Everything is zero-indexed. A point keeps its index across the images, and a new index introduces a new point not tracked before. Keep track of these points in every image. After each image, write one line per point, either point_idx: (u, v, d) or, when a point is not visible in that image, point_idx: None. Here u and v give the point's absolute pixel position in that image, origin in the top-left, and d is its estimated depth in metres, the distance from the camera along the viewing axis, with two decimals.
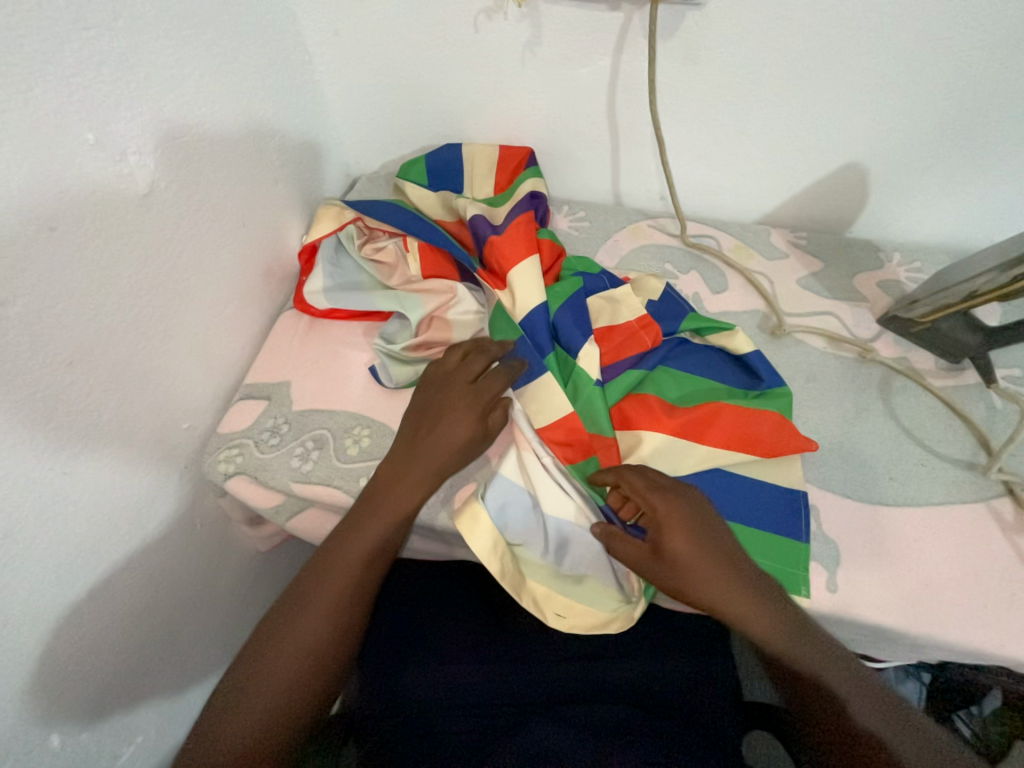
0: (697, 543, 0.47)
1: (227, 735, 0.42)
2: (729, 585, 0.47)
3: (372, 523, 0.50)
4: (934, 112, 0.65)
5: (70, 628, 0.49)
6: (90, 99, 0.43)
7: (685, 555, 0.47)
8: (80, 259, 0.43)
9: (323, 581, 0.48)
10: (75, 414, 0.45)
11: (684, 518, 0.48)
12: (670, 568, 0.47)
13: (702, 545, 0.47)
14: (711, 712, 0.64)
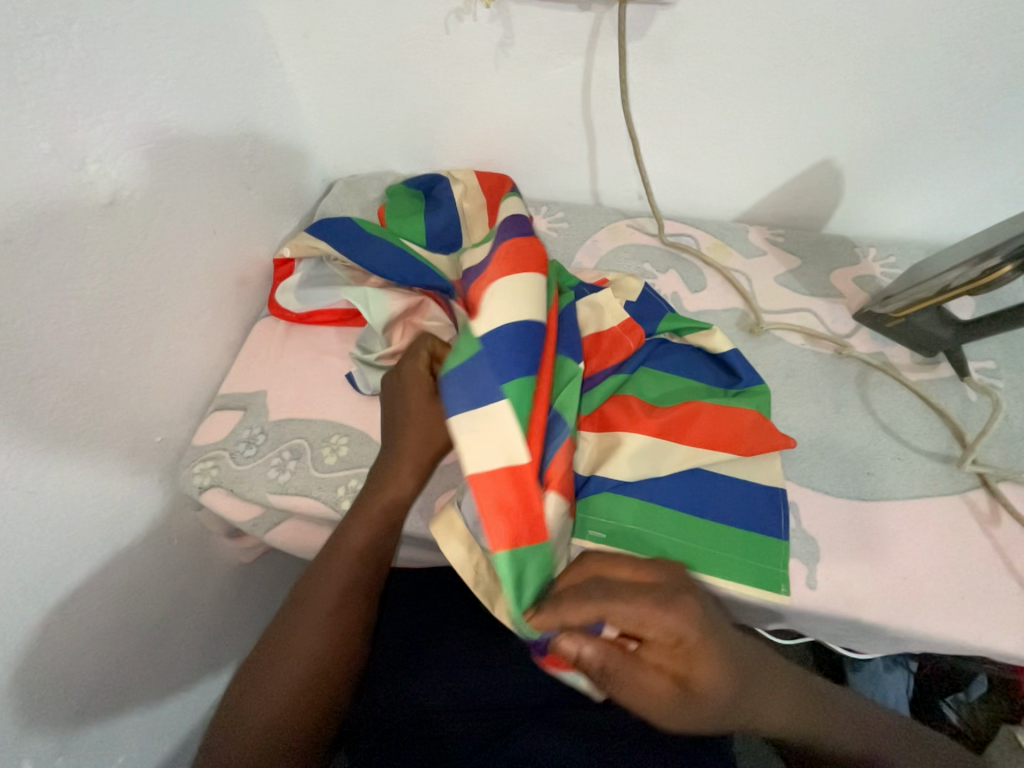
0: (727, 670, 0.38)
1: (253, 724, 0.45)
2: (740, 704, 0.39)
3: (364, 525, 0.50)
4: (903, 109, 0.65)
5: (42, 650, 0.48)
6: (44, 107, 0.42)
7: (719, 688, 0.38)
8: (39, 272, 0.42)
9: (316, 598, 0.49)
10: (39, 432, 0.44)
11: (708, 640, 0.38)
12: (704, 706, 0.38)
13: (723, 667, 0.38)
14: None
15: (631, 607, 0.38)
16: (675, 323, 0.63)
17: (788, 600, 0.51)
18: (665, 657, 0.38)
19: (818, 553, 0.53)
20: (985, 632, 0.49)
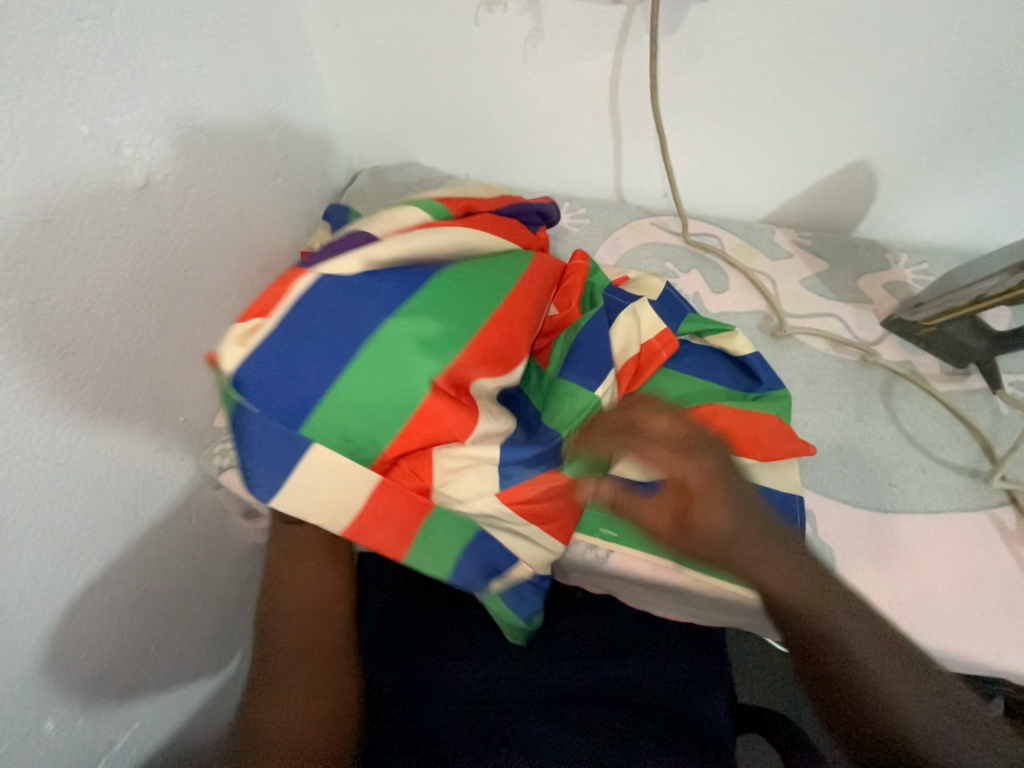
0: (731, 508, 0.40)
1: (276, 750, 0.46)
2: (746, 536, 0.40)
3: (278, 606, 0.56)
4: (943, 109, 0.63)
5: (68, 617, 0.49)
6: (84, 91, 0.43)
7: (720, 524, 0.40)
8: (75, 252, 0.44)
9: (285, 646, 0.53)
10: (70, 407, 0.46)
11: (714, 484, 0.41)
12: (699, 540, 0.41)
13: (728, 516, 0.40)
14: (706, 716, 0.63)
15: (648, 445, 0.44)
16: (697, 324, 0.63)
17: None
18: (702, 514, 0.41)
19: (833, 562, 0.52)
20: (1007, 652, 0.47)
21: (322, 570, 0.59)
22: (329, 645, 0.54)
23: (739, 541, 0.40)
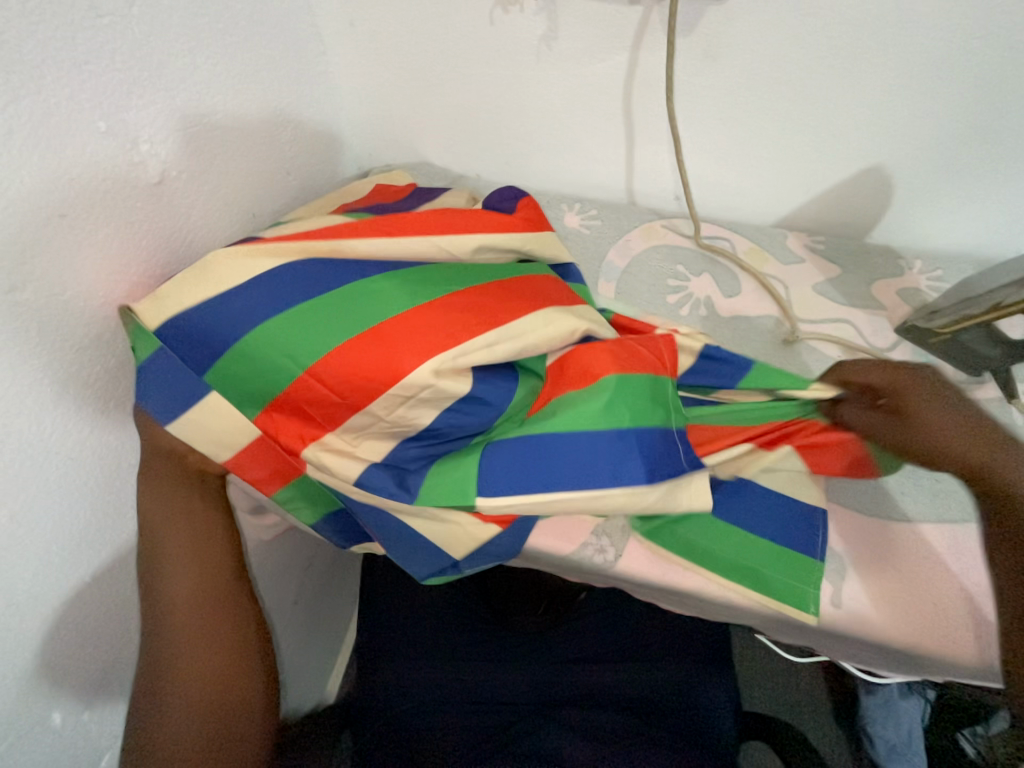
0: (944, 412, 0.48)
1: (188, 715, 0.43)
2: (976, 437, 0.47)
3: (157, 567, 0.46)
4: (961, 113, 0.63)
5: (78, 609, 0.49)
6: (102, 86, 0.43)
7: (929, 420, 0.49)
8: (88, 247, 0.44)
9: (169, 614, 0.45)
10: (81, 401, 0.46)
11: (921, 392, 0.50)
12: (908, 430, 0.49)
13: (939, 410, 0.49)
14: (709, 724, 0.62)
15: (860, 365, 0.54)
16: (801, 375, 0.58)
17: (815, 619, 0.49)
18: (931, 406, 0.49)
19: (844, 569, 0.52)
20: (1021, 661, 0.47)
21: (204, 521, 0.48)
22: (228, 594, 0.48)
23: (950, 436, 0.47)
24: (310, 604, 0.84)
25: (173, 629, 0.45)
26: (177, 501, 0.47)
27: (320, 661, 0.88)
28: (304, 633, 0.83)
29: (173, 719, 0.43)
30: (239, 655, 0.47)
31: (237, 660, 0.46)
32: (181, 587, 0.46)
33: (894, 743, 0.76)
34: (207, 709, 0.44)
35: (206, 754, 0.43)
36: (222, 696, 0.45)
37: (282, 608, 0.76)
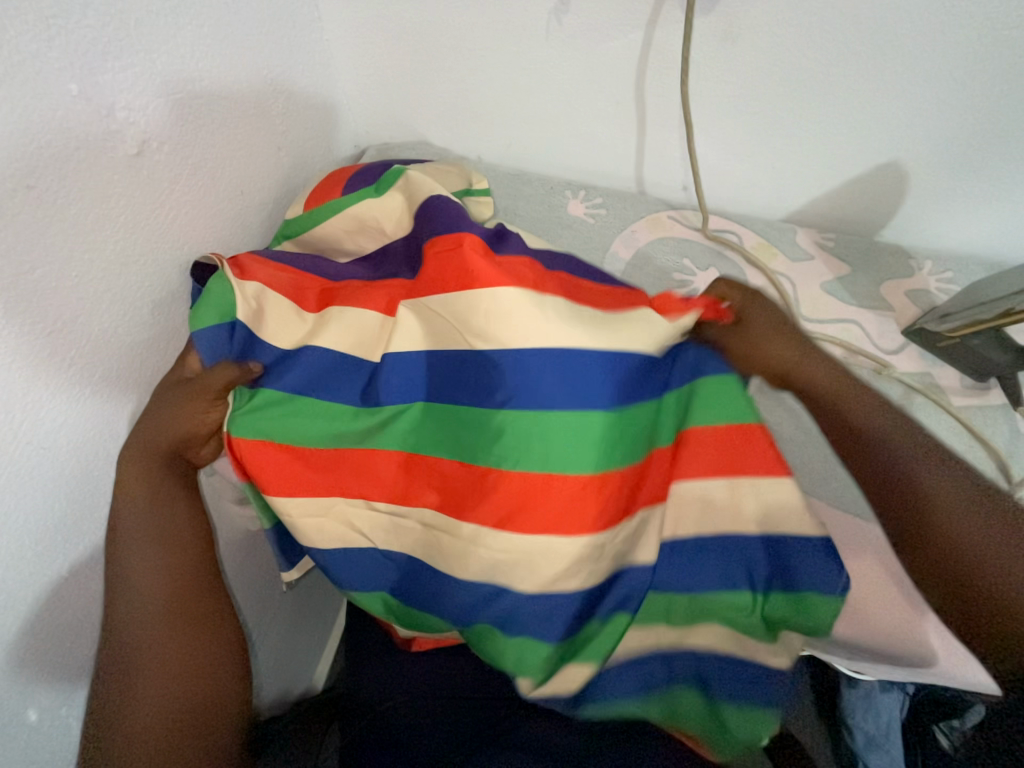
0: (775, 331, 0.55)
1: (157, 683, 0.44)
2: (792, 340, 0.54)
3: (134, 531, 0.47)
4: (979, 108, 0.61)
5: (56, 606, 0.46)
6: (75, 45, 0.39)
7: (761, 336, 0.55)
8: (58, 220, 0.40)
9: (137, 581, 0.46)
10: (53, 388, 0.43)
11: (766, 319, 0.56)
12: (743, 339, 0.55)
13: (770, 333, 0.55)
14: None
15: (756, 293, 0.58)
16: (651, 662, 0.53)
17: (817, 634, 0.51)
18: (767, 335, 0.55)
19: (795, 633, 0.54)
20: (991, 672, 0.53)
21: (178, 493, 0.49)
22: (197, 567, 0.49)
23: (769, 343, 0.54)
24: (301, 595, 0.83)
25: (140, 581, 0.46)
26: (142, 481, 0.48)
27: (305, 648, 0.88)
28: (288, 628, 0.81)
29: (142, 690, 0.44)
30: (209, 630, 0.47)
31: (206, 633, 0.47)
32: (146, 553, 0.47)
33: (873, 736, 0.73)
34: (180, 672, 0.45)
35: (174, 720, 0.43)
36: (188, 649, 0.46)
37: (269, 600, 0.74)
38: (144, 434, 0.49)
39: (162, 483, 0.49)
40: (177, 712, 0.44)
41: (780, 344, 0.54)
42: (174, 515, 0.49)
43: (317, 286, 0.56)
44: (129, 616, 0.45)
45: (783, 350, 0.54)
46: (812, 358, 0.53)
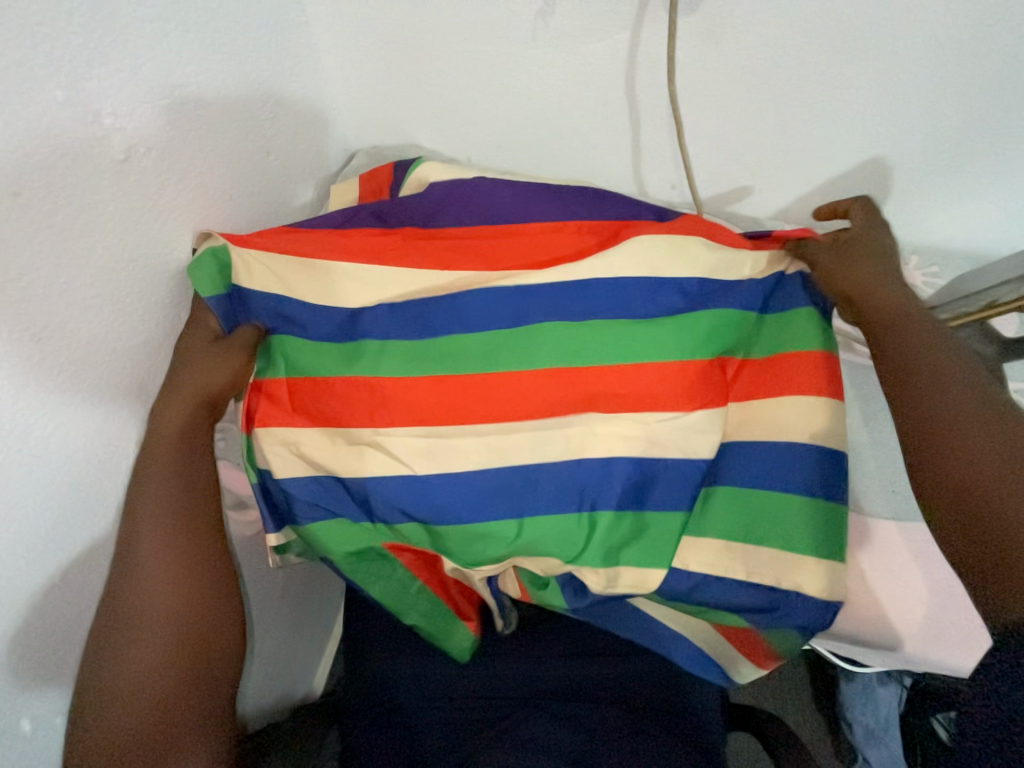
0: (864, 257, 0.53)
1: (145, 635, 0.44)
2: (880, 268, 0.52)
3: (155, 472, 0.48)
4: (961, 105, 0.62)
5: (50, 614, 0.46)
6: (61, 52, 0.39)
7: (852, 260, 0.53)
8: (46, 226, 0.40)
9: (150, 528, 0.47)
10: (44, 393, 0.43)
11: (859, 246, 0.54)
12: (827, 259, 0.54)
13: (864, 258, 0.53)
14: (701, 724, 0.62)
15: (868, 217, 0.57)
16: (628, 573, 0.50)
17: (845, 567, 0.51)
18: (854, 259, 0.53)
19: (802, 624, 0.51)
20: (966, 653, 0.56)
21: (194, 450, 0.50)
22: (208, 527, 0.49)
23: (855, 264, 0.53)
24: (296, 601, 0.82)
25: (148, 529, 0.47)
26: (173, 433, 0.50)
27: (305, 652, 0.88)
28: (287, 632, 0.81)
29: (129, 655, 0.43)
30: (207, 590, 0.47)
31: (203, 593, 0.47)
32: (159, 502, 0.47)
33: (871, 727, 0.79)
34: (173, 640, 0.44)
35: (157, 672, 0.43)
36: (181, 607, 0.45)
37: (267, 604, 0.74)
38: (192, 378, 0.51)
39: (190, 438, 0.50)
40: (164, 665, 0.43)
41: (864, 265, 0.52)
42: (189, 471, 0.49)
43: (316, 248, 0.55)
44: (136, 564, 0.45)
45: (865, 272, 0.52)
46: (892, 284, 0.51)
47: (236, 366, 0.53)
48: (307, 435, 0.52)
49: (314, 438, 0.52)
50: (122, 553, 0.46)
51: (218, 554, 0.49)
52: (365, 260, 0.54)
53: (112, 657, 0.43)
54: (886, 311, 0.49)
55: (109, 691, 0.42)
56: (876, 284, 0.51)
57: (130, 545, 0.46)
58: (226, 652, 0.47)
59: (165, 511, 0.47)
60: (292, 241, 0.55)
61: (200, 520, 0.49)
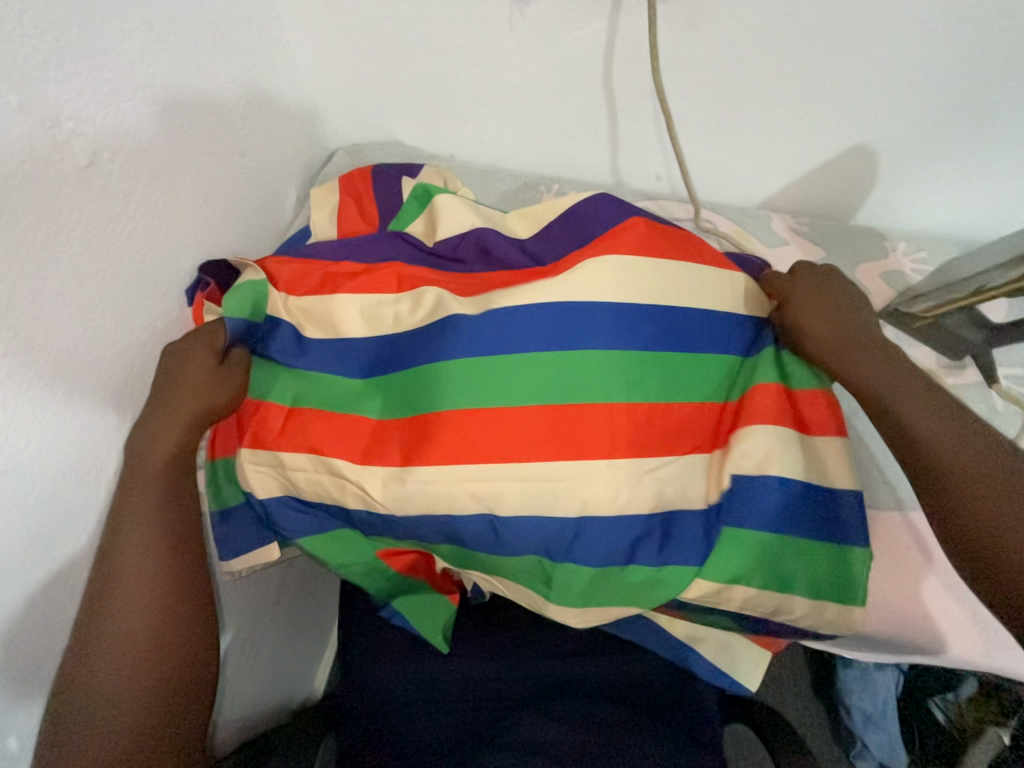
0: (819, 313, 0.52)
1: (125, 659, 0.43)
2: (837, 330, 0.51)
3: (137, 496, 0.47)
4: (946, 86, 0.61)
5: (29, 635, 0.45)
6: (12, 55, 0.38)
7: (807, 321, 0.52)
8: (6, 237, 0.39)
9: (128, 551, 0.46)
10: (12, 410, 0.41)
11: (807, 298, 0.54)
12: (789, 331, 0.53)
13: (816, 314, 0.52)
14: (697, 719, 0.62)
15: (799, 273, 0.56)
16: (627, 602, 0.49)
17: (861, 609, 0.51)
18: (807, 315, 0.52)
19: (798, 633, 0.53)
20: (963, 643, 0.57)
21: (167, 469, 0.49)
22: (188, 548, 0.49)
23: (818, 326, 0.52)
24: (292, 609, 0.82)
25: (126, 551, 0.46)
26: (161, 457, 0.49)
27: (302, 659, 0.87)
28: (283, 641, 0.80)
29: (111, 683, 0.42)
30: (190, 609, 0.47)
31: (186, 612, 0.46)
32: (138, 524, 0.47)
33: (869, 713, 0.80)
34: (155, 665, 0.44)
35: (139, 697, 0.42)
36: (163, 628, 0.45)
37: (261, 614, 0.73)
38: (185, 406, 0.51)
39: (181, 463, 0.50)
40: (146, 689, 0.43)
41: (822, 323, 0.52)
42: (168, 492, 0.49)
43: (318, 273, 0.56)
44: (115, 589, 0.45)
45: (820, 329, 0.52)
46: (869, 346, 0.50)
47: (226, 382, 0.53)
48: (290, 458, 0.51)
49: (299, 463, 0.51)
50: (100, 579, 0.45)
51: (199, 574, 0.49)
52: (363, 288, 0.54)
53: (87, 686, 0.42)
54: (863, 376, 0.49)
55: (92, 713, 0.41)
56: (843, 346, 0.50)
57: (111, 571, 0.45)
58: (209, 669, 0.47)
59: (144, 533, 0.47)
60: (295, 266, 0.56)
61: (179, 541, 0.48)
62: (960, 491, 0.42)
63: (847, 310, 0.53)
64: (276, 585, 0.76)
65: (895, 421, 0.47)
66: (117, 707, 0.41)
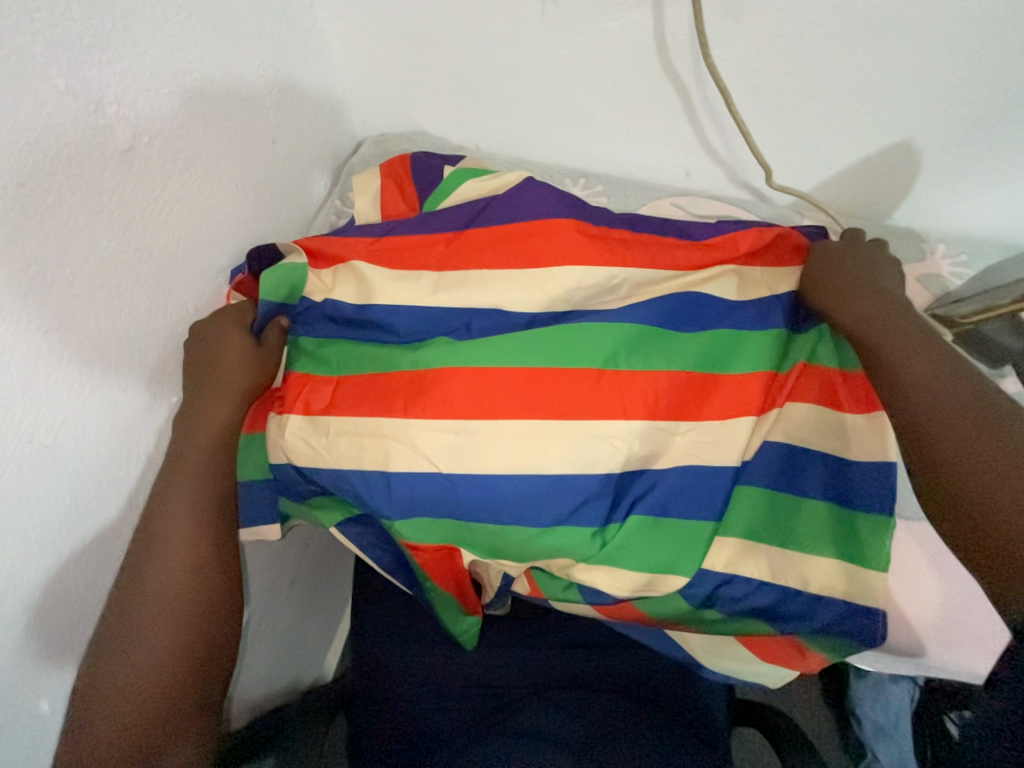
0: (839, 271, 0.53)
1: (150, 648, 0.44)
2: (854, 285, 0.52)
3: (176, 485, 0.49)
4: (998, 83, 0.58)
5: (61, 601, 0.46)
6: (59, 39, 0.39)
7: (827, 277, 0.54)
8: (49, 216, 0.40)
9: (162, 540, 0.47)
10: (51, 385, 0.43)
11: (830, 258, 0.55)
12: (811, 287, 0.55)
13: (837, 272, 0.53)
14: (706, 719, 0.62)
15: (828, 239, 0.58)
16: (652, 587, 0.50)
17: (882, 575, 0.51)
18: (828, 273, 0.54)
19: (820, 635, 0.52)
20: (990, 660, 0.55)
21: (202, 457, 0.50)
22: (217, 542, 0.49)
23: (836, 282, 0.53)
24: (308, 589, 0.84)
25: (159, 541, 0.47)
26: (211, 429, 0.52)
27: (315, 639, 0.89)
28: (297, 622, 0.82)
29: (136, 661, 0.43)
30: (214, 603, 0.47)
31: (210, 606, 0.47)
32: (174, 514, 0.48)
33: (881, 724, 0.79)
34: (185, 633, 0.45)
35: (157, 688, 0.43)
36: (187, 620, 0.46)
37: (277, 593, 0.75)
38: (231, 379, 0.53)
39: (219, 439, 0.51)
40: (165, 679, 0.44)
41: (840, 282, 0.53)
42: (201, 479, 0.50)
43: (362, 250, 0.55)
44: (146, 576, 0.46)
45: (840, 287, 0.52)
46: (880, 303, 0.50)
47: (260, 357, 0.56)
48: (332, 424, 0.51)
49: (338, 431, 0.50)
50: (136, 553, 0.46)
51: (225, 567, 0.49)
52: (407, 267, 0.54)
53: (112, 670, 0.43)
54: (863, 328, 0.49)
55: (114, 696, 0.42)
56: (852, 300, 0.51)
57: (148, 558, 0.46)
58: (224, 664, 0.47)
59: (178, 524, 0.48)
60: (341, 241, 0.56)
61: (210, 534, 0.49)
62: (942, 431, 0.42)
63: (883, 287, 0.52)
64: (293, 567, 0.77)
65: (887, 369, 0.46)
66: (136, 695, 0.42)
